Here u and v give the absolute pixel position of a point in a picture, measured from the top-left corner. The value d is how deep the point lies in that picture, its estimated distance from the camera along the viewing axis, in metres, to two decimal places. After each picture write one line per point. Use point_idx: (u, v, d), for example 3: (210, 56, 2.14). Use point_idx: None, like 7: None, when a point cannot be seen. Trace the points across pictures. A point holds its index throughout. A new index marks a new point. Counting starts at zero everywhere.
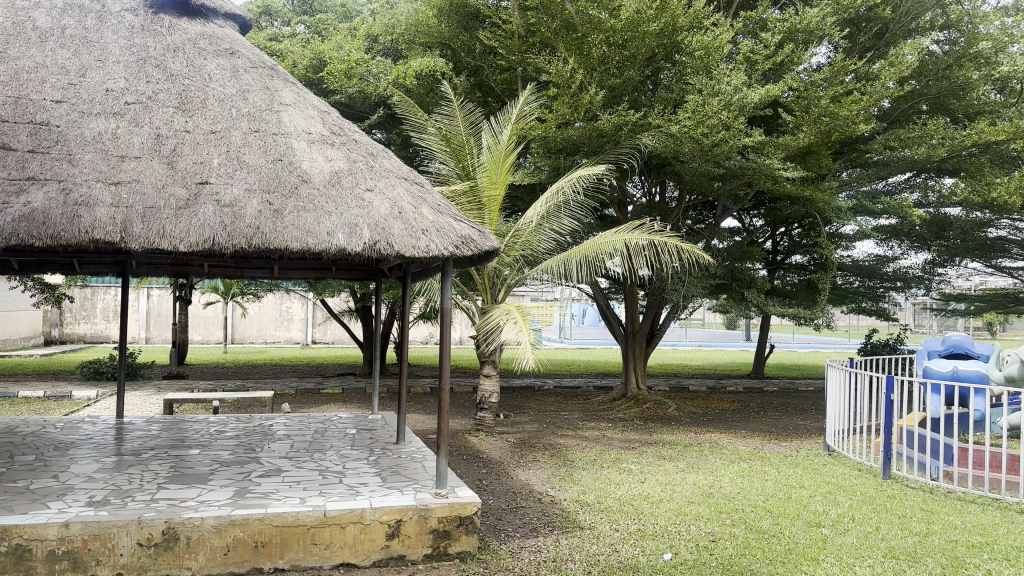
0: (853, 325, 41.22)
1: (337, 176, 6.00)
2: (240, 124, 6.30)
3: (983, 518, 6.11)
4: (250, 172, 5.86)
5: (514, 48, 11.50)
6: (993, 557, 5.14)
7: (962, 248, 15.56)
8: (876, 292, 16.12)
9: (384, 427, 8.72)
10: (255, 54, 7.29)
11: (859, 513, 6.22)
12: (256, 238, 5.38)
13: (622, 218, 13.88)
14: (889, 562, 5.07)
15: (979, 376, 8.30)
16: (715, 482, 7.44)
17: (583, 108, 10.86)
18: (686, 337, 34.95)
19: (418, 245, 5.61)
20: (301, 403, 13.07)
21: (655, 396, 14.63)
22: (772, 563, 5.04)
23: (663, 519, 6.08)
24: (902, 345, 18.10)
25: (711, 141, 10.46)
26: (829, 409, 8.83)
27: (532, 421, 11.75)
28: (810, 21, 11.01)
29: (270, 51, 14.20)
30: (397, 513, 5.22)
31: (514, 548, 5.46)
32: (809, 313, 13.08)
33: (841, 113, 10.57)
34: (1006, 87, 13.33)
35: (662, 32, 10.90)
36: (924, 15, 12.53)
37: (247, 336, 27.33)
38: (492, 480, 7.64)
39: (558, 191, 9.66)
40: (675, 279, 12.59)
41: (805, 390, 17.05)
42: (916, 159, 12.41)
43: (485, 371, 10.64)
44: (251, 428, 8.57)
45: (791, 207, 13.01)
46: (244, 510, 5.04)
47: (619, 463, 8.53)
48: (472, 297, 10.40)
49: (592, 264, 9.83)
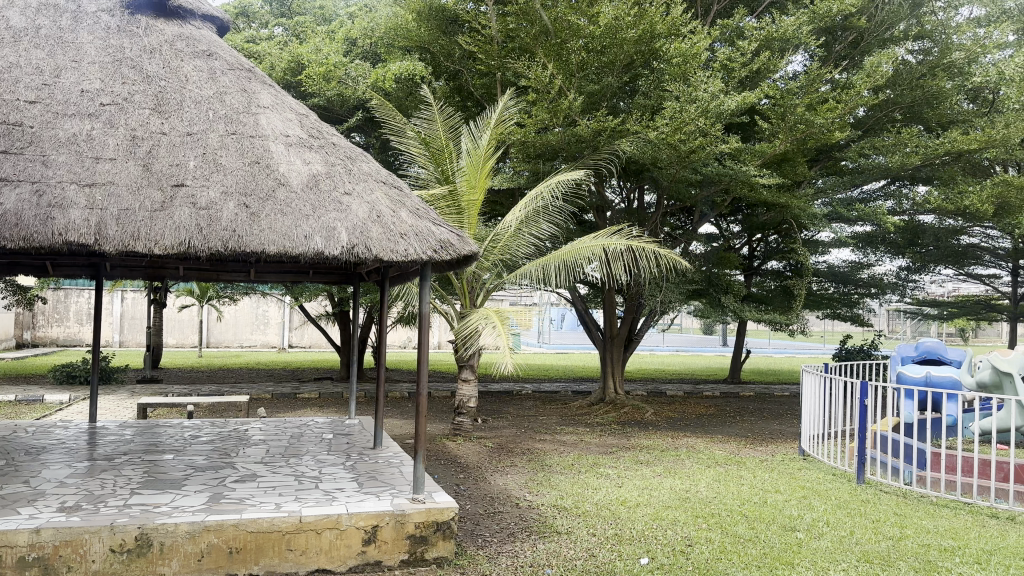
0: (828, 333, 41.91)
1: (315, 179, 5.98)
2: (217, 125, 6.24)
3: (954, 521, 6.19)
4: (227, 174, 5.81)
5: (494, 54, 11.53)
6: (964, 560, 5.21)
7: (935, 255, 15.84)
8: (850, 298, 16.23)
9: (361, 432, 8.69)
10: (233, 56, 7.23)
11: (833, 517, 6.29)
12: (232, 241, 5.34)
13: (601, 224, 13.86)
14: (863, 565, 5.13)
15: (951, 381, 8.39)
16: (691, 486, 7.51)
17: (563, 114, 10.89)
18: (664, 342, 35.29)
19: (397, 249, 5.59)
20: (277, 405, 13.41)
21: (633, 400, 14.64)
22: (747, 567, 5.07)
23: (640, 523, 6.11)
24: (877, 351, 18.35)
25: (689, 148, 10.55)
26: (803, 413, 8.91)
27: (510, 426, 11.76)
28: (786, 29, 11.18)
29: (248, 52, 14.19)
30: (374, 518, 5.20)
31: (491, 553, 5.44)
32: (784, 318, 13.23)
33: (816, 121, 10.72)
34: (979, 97, 13.61)
35: (641, 39, 10.94)
36: (898, 24, 12.69)
37: (222, 340, 27.05)
38: (470, 484, 7.63)
39: (537, 195, 9.62)
40: (653, 284, 12.65)
41: (780, 395, 17.17)
42: (890, 167, 12.54)
43: (464, 376, 10.49)
44: (227, 432, 8.56)
45: (767, 213, 13.14)
46: (220, 516, 5.00)
47: (596, 467, 8.59)
48: (450, 301, 10.35)
49: (571, 268, 9.81)
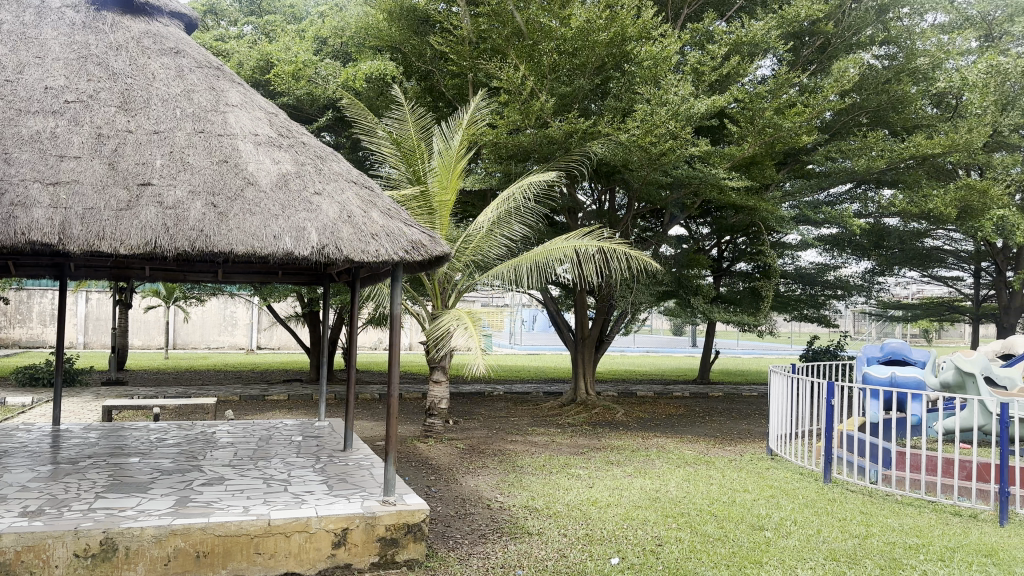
0: (795, 334, 42.46)
1: (284, 178, 5.92)
2: (184, 124, 6.15)
3: (918, 519, 6.29)
4: (195, 173, 5.73)
5: (466, 54, 11.49)
6: (928, 557, 5.30)
7: (900, 257, 16.23)
8: (817, 300, 16.43)
9: (331, 435, 8.62)
10: (201, 54, 7.14)
11: (800, 516, 6.36)
12: (199, 241, 5.27)
13: (572, 226, 13.90)
14: (829, 563, 5.20)
15: (915, 381, 8.53)
16: (661, 486, 7.56)
17: (535, 115, 10.88)
18: (634, 343, 35.45)
19: (368, 250, 5.56)
20: (245, 407, 13.27)
21: (605, 401, 14.71)
22: (716, 565, 5.12)
23: (611, 523, 6.14)
24: (842, 352, 18.62)
25: (660, 150, 10.62)
26: (770, 413, 9.00)
27: (481, 428, 11.75)
28: (755, 34, 11.29)
29: (216, 50, 14.01)
30: (343, 521, 5.16)
31: (462, 555, 5.42)
32: (753, 318, 13.36)
33: (784, 125, 10.84)
34: (943, 102, 13.87)
35: (612, 42, 11.00)
36: (865, 30, 12.86)
37: (189, 341, 26.75)
38: (441, 486, 7.61)
39: (509, 196, 9.62)
40: (624, 286, 12.72)
41: (749, 395, 17.34)
42: (856, 170, 12.72)
43: (435, 377, 10.44)
44: (194, 435, 8.45)
45: (736, 215, 13.26)
46: (187, 520, 4.93)
47: (568, 468, 8.61)
48: (421, 303, 10.30)
49: (542, 269, 9.81)
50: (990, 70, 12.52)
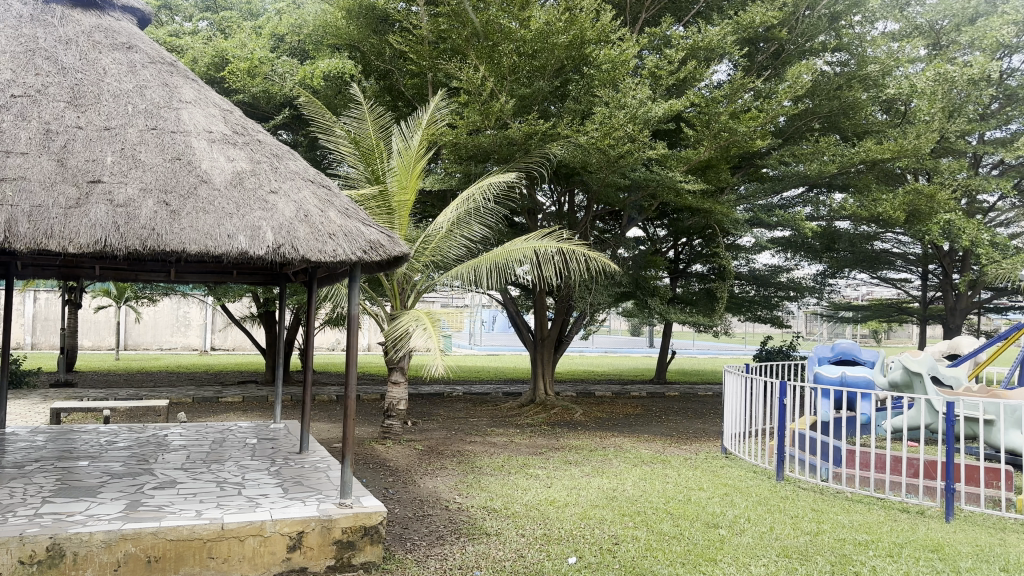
0: (749, 335, 43.13)
1: (239, 177, 5.84)
2: (137, 120, 6.03)
3: (867, 516, 6.43)
4: (147, 171, 5.62)
5: (425, 54, 11.45)
6: (877, 553, 5.42)
7: (850, 260, 16.71)
8: (770, 301, 16.69)
9: (286, 437, 8.52)
10: (154, 49, 7.01)
11: (754, 513, 6.46)
12: (151, 240, 5.17)
13: (531, 227, 13.94)
14: (782, 560, 5.28)
15: (864, 381, 8.74)
16: (618, 485, 7.61)
17: (494, 116, 10.88)
18: (591, 343, 35.66)
19: (325, 249, 5.51)
20: (198, 409, 13.05)
21: (563, 401, 14.77)
22: (672, 563, 5.17)
23: (568, 523, 6.17)
24: (795, 352, 18.95)
25: (618, 153, 10.71)
26: (725, 412, 9.12)
27: (439, 429, 11.71)
28: (711, 39, 11.43)
29: (169, 46, 13.75)
30: (299, 524, 5.10)
31: (420, 557, 5.39)
32: (708, 320, 13.56)
33: (739, 129, 11.00)
34: (892, 108, 14.21)
35: (571, 45, 11.07)
36: (817, 36, 13.12)
37: (141, 342, 26.24)
38: (399, 488, 7.56)
39: (469, 197, 9.60)
40: (583, 286, 12.79)
41: (705, 395, 17.56)
42: (809, 174, 12.96)
43: (393, 378, 10.38)
44: (145, 438, 8.28)
45: (692, 218, 13.42)
46: (137, 524, 4.83)
47: (526, 468, 8.62)
48: (380, 303, 10.22)
49: (501, 270, 9.81)
50: (937, 78, 12.85)
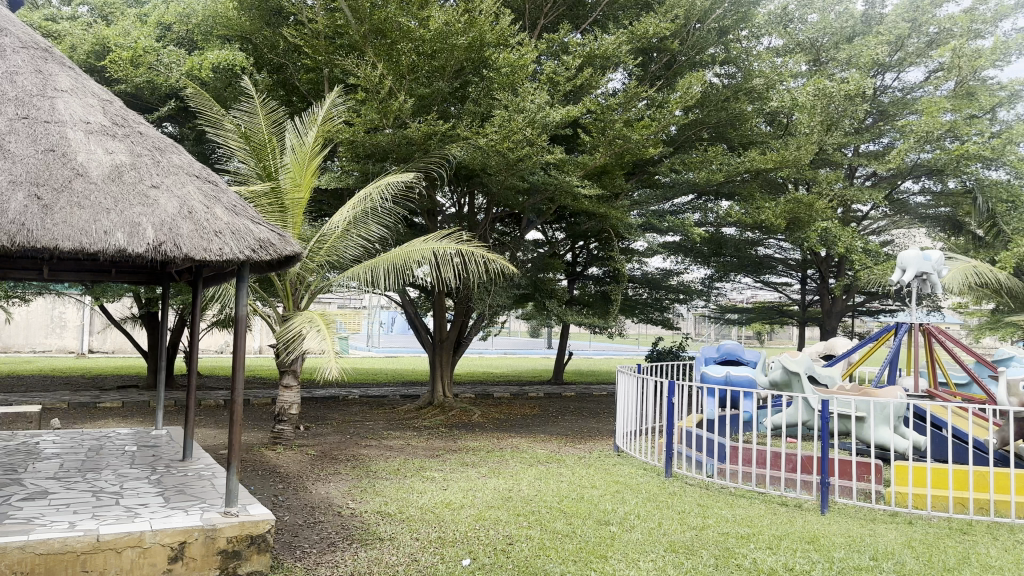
0: (642, 337, 44.34)
1: (119, 170, 5.56)
2: (5, 108, 5.65)
3: (749, 510, 6.71)
4: (16, 162, 5.28)
5: (320, 49, 11.23)
6: (758, 545, 5.66)
7: (735, 264, 17.41)
8: (662, 303, 17.20)
9: (169, 444, 8.17)
10: (26, 33, 6.59)
11: (643, 510, 6.63)
12: (20, 235, 4.86)
13: (430, 227, 13.86)
14: (669, 555, 5.44)
15: (747, 380, 9.13)
16: (513, 485, 7.67)
17: (392, 115, 10.80)
18: (489, 345, 35.83)
19: (210, 248, 5.32)
20: (74, 415, 12.37)
21: (461, 403, 14.76)
22: (563, 562, 5.24)
23: (462, 525, 6.17)
24: (685, 353, 19.60)
25: (517, 156, 10.80)
26: (618, 411, 9.33)
27: (333, 433, 11.49)
28: (606, 48, 11.69)
29: (44, 30, 12.98)
30: (181, 534, 4.90)
31: (310, 564, 5.26)
32: (603, 322, 13.86)
33: (633, 136, 11.29)
34: (775, 120, 14.92)
35: (470, 48, 11.11)
36: (707, 49, 13.62)
37: (11, 344, 24.68)
38: (289, 495, 7.37)
39: (365, 196, 9.46)
40: (482, 288, 12.83)
41: (600, 395, 17.92)
42: (699, 182, 13.43)
43: (286, 382, 10.09)
44: (13, 446, 7.77)
45: (589, 222, 13.67)
46: (2, 538, 4.53)
47: (422, 471, 8.56)
48: (271, 304, 9.93)
49: (398, 271, 9.71)
50: (816, 93, 13.57)
